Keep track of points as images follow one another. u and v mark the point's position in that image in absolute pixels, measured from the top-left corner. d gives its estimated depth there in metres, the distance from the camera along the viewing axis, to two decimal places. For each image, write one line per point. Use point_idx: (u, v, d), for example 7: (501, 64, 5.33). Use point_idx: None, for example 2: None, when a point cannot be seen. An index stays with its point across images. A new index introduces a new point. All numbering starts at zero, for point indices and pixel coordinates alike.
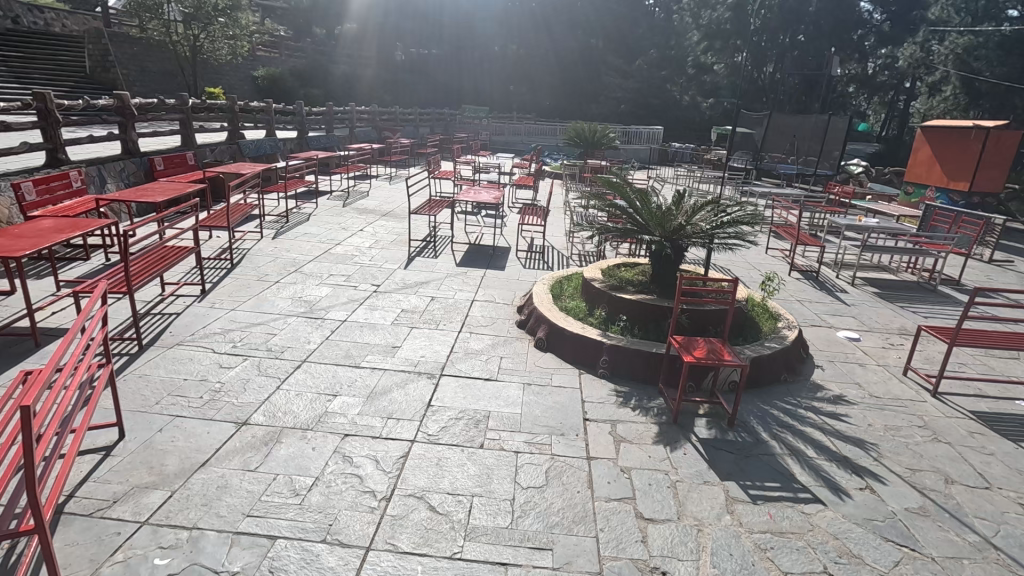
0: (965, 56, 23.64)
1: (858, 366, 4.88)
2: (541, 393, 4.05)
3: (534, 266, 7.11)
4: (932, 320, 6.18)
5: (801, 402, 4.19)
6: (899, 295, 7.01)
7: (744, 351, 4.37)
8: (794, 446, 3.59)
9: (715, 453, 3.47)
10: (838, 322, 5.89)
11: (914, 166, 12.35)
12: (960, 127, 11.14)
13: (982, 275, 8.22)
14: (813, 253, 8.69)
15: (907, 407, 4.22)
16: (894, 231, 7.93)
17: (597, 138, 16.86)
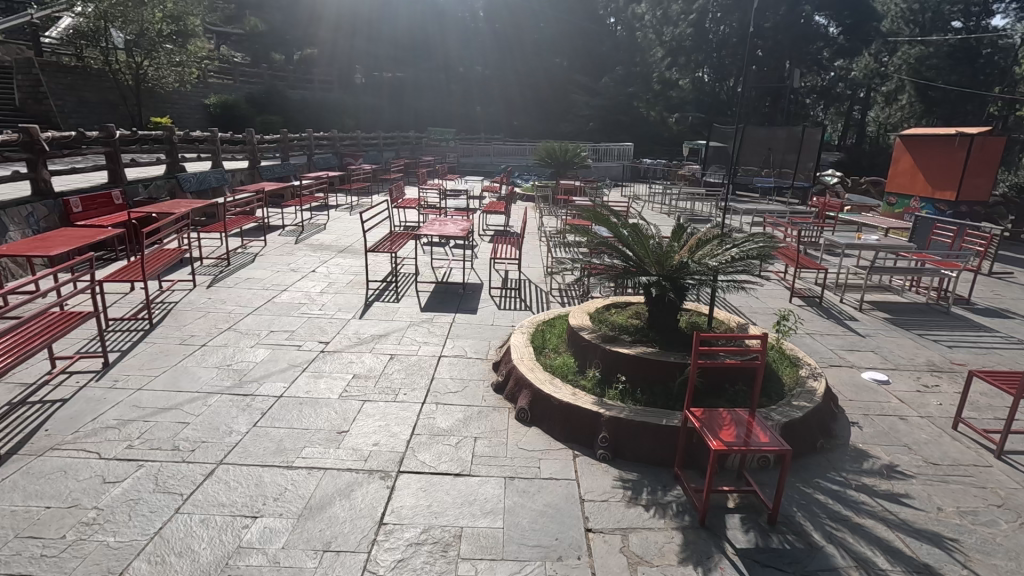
0: (918, 66, 24.26)
1: (898, 420, 4.12)
2: (527, 491, 3.16)
3: (510, 306, 6.27)
4: (959, 350, 5.51)
5: (849, 478, 3.39)
6: (913, 320, 6.37)
7: (773, 416, 3.57)
8: (860, 553, 2.78)
9: (763, 575, 2.63)
10: (859, 360, 5.17)
11: (896, 176, 11.99)
12: (943, 134, 10.80)
13: (988, 292, 7.70)
14: (809, 274, 8.08)
15: (973, 476, 3.46)
16: (897, 249, 7.33)
17: (568, 157, 16.26)
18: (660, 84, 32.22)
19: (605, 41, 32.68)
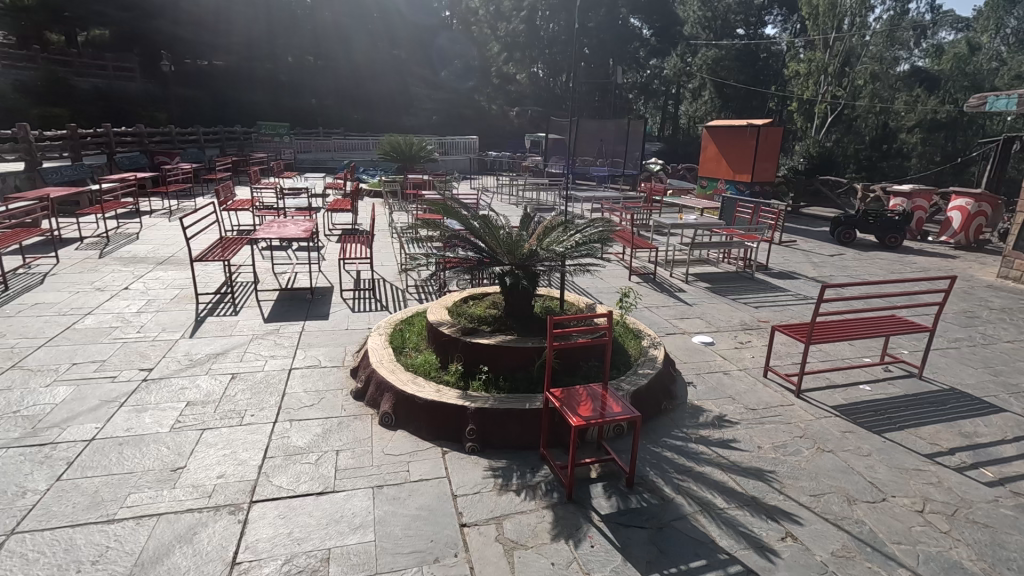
0: (714, 66, 27.99)
1: (723, 375, 4.71)
2: (398, 497, 3.05)
3: (365, 308, 6.00)
4: (763, 309, 6.46)
5: (689, 433, 3.80)
6: (728, 287, 7.34)
7: (623, 386, 3.87)
8: (702, 498, 3.13)
9: (626, 534, 2.84)
10: (689, 326, 5.81)
11: (705, 162, 13.68)
12: (738, 126, 12.59)
13: (780, 258, 9.15)
14: (643, 253, 8.91)
15: (782, 415, 4.08)
16: (711, 227, 8.37)
17: (414, 151, 16.01)
18: (498, 79, 33.15)
19: (442, 34, 32.77)
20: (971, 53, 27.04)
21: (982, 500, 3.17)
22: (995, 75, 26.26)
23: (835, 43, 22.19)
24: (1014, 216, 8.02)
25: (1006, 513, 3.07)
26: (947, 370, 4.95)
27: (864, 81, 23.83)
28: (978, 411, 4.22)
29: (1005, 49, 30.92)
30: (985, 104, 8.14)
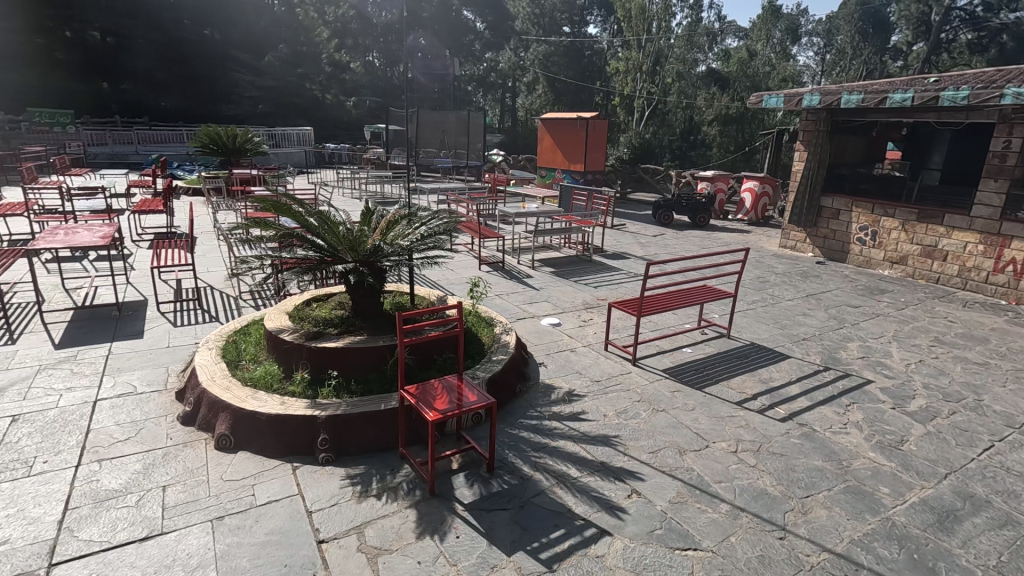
0: (545, 61, 29.45)
1: (570, 353, 5.02)
2: (242, 526, 2.76)
3: (189, 320, 5.32)
4: (601, 288, 7.00)
5: (543, 411, 3.99)
6: (570, 270, 7.82)
7: (478, 374, 3.92)
8: (558, 471, 3.31)
9: (490, 519, 2.90)
10: (537, 310, 6.09)
11: (543, 153, 14.42)
12: (568, 118, 13.47)
13: (613, 240, 9.99)
14: (491, 243, 9.12)
15: (622, 383, 4.47)
16: (551, 214, 8.83)
17: (239, 144, 14.52)
18: (331, 67, 31.39)
19: (263, 15, 30.11)
20: (751, 57, 31.86)
21: (778, 434, 3.79)
22: (768, 78, 31.28)
23: (646, 44, 24.64)
24: (787, 196, 9.63)
25: (795, 441, 3.71)
26: (748, 328, 5.82)
27: (672, 80, 26.86)
28: (771, 360, 5.03)
29: (774, 56, 36.97)
30: (762, 101, 9.61)
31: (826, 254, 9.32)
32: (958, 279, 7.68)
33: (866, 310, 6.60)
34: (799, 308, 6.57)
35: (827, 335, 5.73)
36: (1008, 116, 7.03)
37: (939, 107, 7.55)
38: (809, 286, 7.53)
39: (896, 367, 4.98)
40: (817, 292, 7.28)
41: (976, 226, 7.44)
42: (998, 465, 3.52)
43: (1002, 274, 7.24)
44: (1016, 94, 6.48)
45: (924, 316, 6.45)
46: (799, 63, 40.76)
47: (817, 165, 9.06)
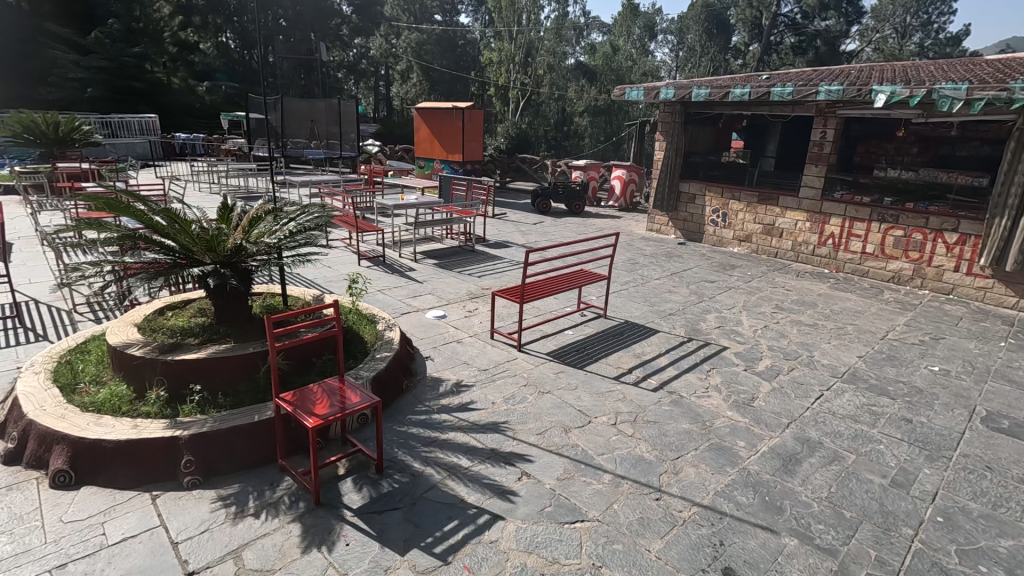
0: (418, 49, 28.85)
1: (456, 344, 5.01)
2: (92, 571, 2.42)
3: (7, 342, 4.52)
4: (485, 278, 7.06)
5: (431, 405, 3.95)
6: (453, 261, 7.79)
7: (362, 374, 3.78)
8: (448, 463, 3.30)
9: (380, 521, 2.82)
10: (421, 303, 6.00)
11: (420, 144, 14.20)
12: (443, 108, 13.35)
13: (495, 230, 10.11)
14: (370, 237, 8.80)
15: (508, 370, 4.56)
16: (431, 205, 8.71)
17: (64, 133, 12.53)
18: (176, 46, 28.14)
19: None
20: (614, 53, 33.82)
21: (651, 403, 4.10)
22: (631, 72, 33.45)
23: (517, 35, 25.08)
24: (651, 182, 10.40)
25: (666, 409, 4.04)
26: (622, 307, 6.21)
27: (543, 72, 27.67)
28: (643, 336, 5.42)
29: (635, 51, 39.57)
30: (624, 94, 10.23)
31: (686, 235, 10.20)
32: (792, 253, 8.80)
33: (721, 284, 7.34)
34: (665, 286, 7.15)
35: (690, 309, 6.29)
36: (823, 109, 8.11)
37: (771, 101, 8.54)
38: (673, 266, 8.21)
39: (746, 333, 5.60)
40: (680, 270, 7.96)
41: (804, 206, 8.56)
42: (826, 411, 4.11)
43: (824, 247, 8.42)
44: (826, 91, 7.47)
45: (766, 287, 7.32)
46: (656, 58, 44.02)
47: (674, 153, 9.86)
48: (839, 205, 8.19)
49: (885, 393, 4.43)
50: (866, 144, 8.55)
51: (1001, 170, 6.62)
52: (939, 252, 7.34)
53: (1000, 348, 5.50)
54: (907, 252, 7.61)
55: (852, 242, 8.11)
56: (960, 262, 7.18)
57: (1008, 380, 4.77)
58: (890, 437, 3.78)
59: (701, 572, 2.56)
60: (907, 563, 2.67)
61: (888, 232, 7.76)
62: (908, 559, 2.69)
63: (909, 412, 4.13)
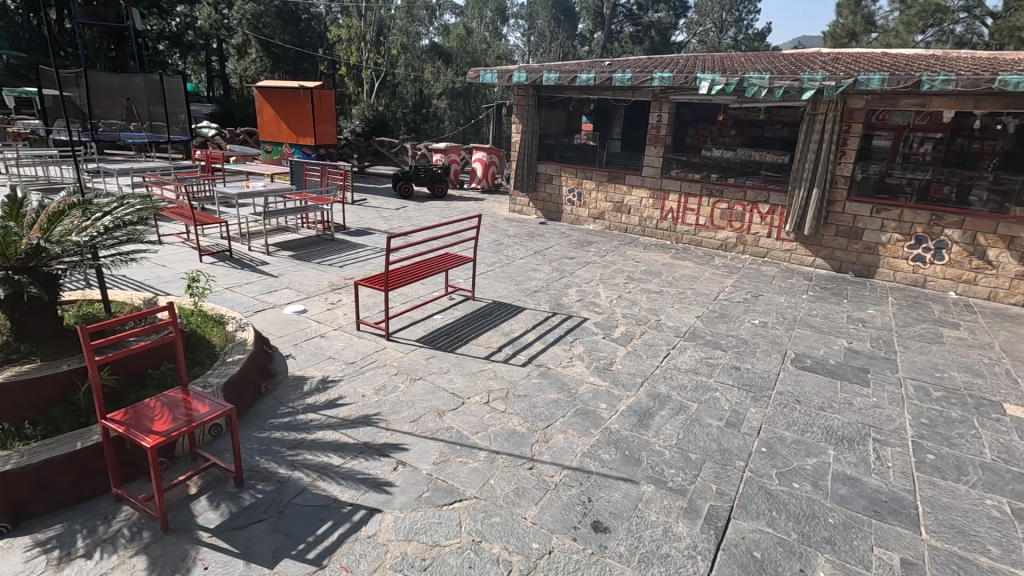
0: (255, 21, 26.26)
1: (320, 339, 4.74)
2: None
3: None
4: (347, 268, 6.74)
5: (296, 406, 3.72)
6: (311, 252, 7.32)
7: (211, 381, 3.43)
8: (318, 463, 3.14)
9: (244, 537, 2.60)
10: (277, 299, 5.57)
11: (265, 127, 13.06)
12: (289, 87, 12.38)
13: (355, 217, 9.67)
14: (212, 231, 7.93)
15: (378, 360, 4.43)
16: (282, 192, 8.06)
17: None
18: None
19: None
20: (468, 35, 33.80)
21: (521, 378, 4.25)
22: (485, 55, 33.74)
23: (366, 12, 23.94)
24: (511, 164, 10.67)
25: (535, 381, 4.22)
26: (489, 288, 6.32)
27: (397, 52, 26.85)
28: (511, 314, 5.58)
29: (488, 35, 40.00)
30: (479, 77, 10.29)
31: (546, 215, 10.64)
32: (640, 228, 9.59)
33: (580, 260, 7.79)
34: (529, 264, 7.40)
35: (553, 285, 6.60)
36: (658, 94, 8.98)
37: (614, 86, 9.17)
38: (536, 244, 8.53)
39: (603, 304, 6.02)
40: (543, 248, 8.29)
41: (647, 184, 9.35)
42: (672, 368, 4.58)
43: (666, 221, 9.29)
44: (660, 78, 8.15)
45: (619, 260, 7.91)
46: (509, 42, 44.92)
47: (530, 136, 10.21)
48: (676, 182, 9.07)
49: (719, 346, 5.05)
50: (694, 127, 8.87)
51: (798, 149, 7.79)
52: (755, 221, 8.47)
53: (804, 300, 6.54)
54: (731, 222, 8.68)
55: (688, 215, 9.05)
56: (771, 229, 8.36)
57: (809, 326, 5.70)
58: (724, 384, 4.34)
59: (574, 529, 2.74)
60: (740, 490, 3.09)
61: (716, 206, 8.77)
62: (741, 487, 3.11)
63: (737, 361, 4.76)
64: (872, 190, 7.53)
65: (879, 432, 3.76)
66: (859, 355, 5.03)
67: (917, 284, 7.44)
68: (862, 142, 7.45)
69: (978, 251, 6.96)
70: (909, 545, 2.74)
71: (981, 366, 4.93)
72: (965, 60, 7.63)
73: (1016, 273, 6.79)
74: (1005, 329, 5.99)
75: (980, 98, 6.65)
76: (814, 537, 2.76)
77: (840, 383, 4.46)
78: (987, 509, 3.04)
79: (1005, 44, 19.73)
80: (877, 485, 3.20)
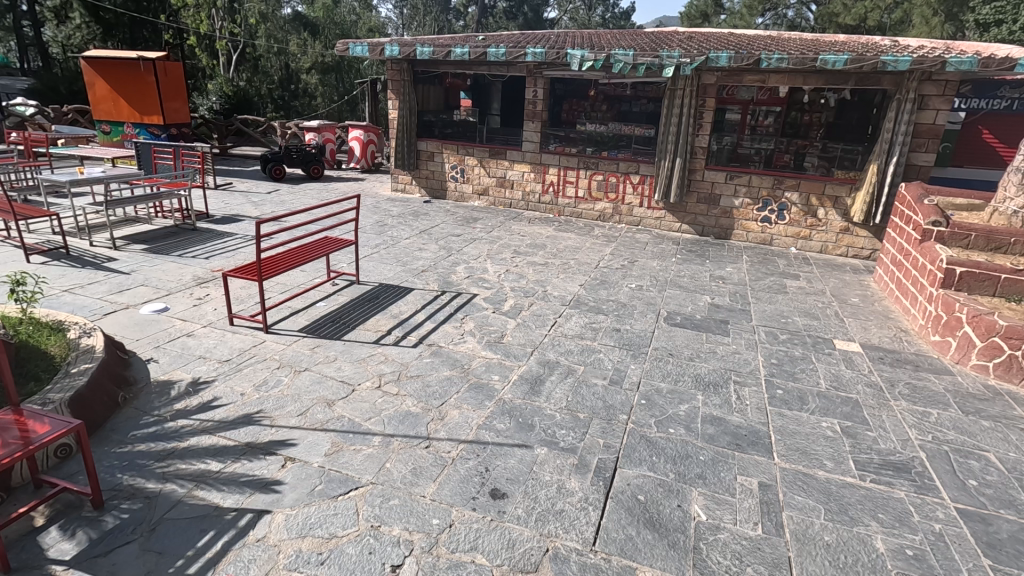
0: None
1: (186, 338, 4.32)
2: None
3: None
4: (214, 259, 6.17)
5: (163, 414, 3.37)
6: (169, 244, 6.60)
7: (52, 397, 2.99)
8: (194, 472, 2.89)
9: (109, 563, 2.35)
10: (130, 299, 4.96)
11: (99, 103, 11.49)
12: (126, 58, 10.89)
13: (220, 204, 8.84)
14: (43, 226, 6.86)
15: (256, 356, 4.13)
16: (127, 178, 7.12)
17: None
18: None
19: None
20: (334, 5, 31.91)
21: (412, 359, 4.21)
22: (354, 27, 32.15)
23: None
24: (390, 141, 10.36)
25: (427, 361, 4.20)
26: (374, 271, 6.13)
27: (256, 21, 24.61)
28: (399, 295, 5.47)
29: (357, 6, 37.90)
30: (348, 49, 9.73)
31: (430, 193, 10.50)
32: (523, 203, 9.78)
33: (466, 237, 7.80)
34: (415, 244, 7.27)
35: (440, 264, 6.55)
36: (533, 70, 9.12)
37: (488, 61, 9.13)
38: (421, 224, 8.38)
39: (491, 279, 6.09)
40: (428, 227, 8.17)
41: (528, 159, 9.53)
42: (560, 335, 4.77)
43: (547, 194, 9.57)
44: (533, 53, 8.26)
45: (505, 235, 8.03)
46: (381, 15, 43.17)
47: (408, 112, 9.97)
48: (555, 157, 9.34)
49: (601, 312, 5.35)
50: (568, 102, 9.17)
51: (661, 123, 8.35)
52: (628, 191, 8.99)
53: (673, 263, 7.10)
54: (607, 193, 9.13)
55: (568, 188, 9.38)
56: (643, 199, 8.93)
57: (678, 286, 6.22)
58: (606, 346, 4.62)
59: (473, 499, 2.79)
60: (624, 442, 3.33)
61: (592, 178, 9.17)
62: (624, 438, 3.36)
63: (618, 323, 5.08)
64: (725, 159, 8.30)
65: (739, 375, 4.24)
66: (721, 309, 5.59)
67: (765, 242, 8.37)
68: (716, 116, 8.16)
69: (811, 211, 7.97)
70: (765, 469, 3.14)
71: (816, 310, 5.71)
72: (795, 41, 8.59)
73: (840, 228, 7.88)
74: (833, 276, 6.96)
75: (807, 75, 7.54)
76: (689, 474, 3.06)
77: (705, 335, 4.94)
78: (823, 430, 3.56)
79: (825, 30, 22.55)
80: (737, 422, 3.61)
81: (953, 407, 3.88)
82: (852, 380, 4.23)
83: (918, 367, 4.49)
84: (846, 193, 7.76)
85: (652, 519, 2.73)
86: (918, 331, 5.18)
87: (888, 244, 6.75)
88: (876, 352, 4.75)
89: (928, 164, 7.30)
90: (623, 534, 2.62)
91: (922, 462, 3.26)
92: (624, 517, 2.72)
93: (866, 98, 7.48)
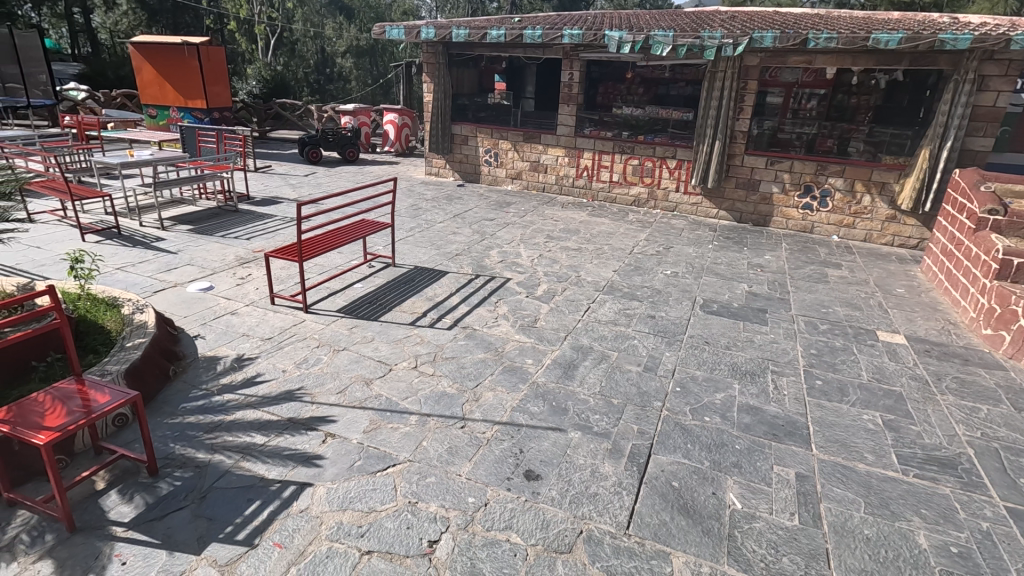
0: None
1: (231, 317, 4.48)
2: None
3: None
4: (255, 240, 6.35)
5: (210, 388, 3.52)
6: (213, 225, 6.81)
7: (109, 369, 3.15)
8: (240, 444, 3.02)
9: (164, 526, 2.48)
10: (178, 277, 5.16)
11: (145, 88, 11.84)
12: (171, 43, 11.15)
13: (259, 186, 9.05)
14: (96, 207, 7.17)
15: (297, 334, 4.25)
16: (173, 161, 7.35)
17: None
18: None
19: None
20: None
21: (447, 341, 4.27)
22: (388, 11, 32.25)
23: None
24: (424, 125, 10.39)
25: (462, 343, 4.25)
26: (408, 254, 6.20)
27: (293, 5, 24.94)
28: (433, 278, 5.54)
29: None
30: (384, 32, 9.76)
31: (464, 176, 10.52)
32: (557, 187, 9.71)
33: (500, 221, 7.80)
34: (449, 228, 7.32)
35: (474, 248, 6.58)
36: (569, 52, 9.00)
37: (524, 43, 9.07)
38: (454, 208, 8.41)
39: (524, 264, 6.10)
40: (462, 212, 8.21)
41: (562, 142, 9.43)
42: (593, 321, 4.76)
43: (581, 179, 9.47)
44: (569, 35, 8.14)
45: (538, 220, 8.00)
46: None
47: (442, 96, 9.98)
48: (590, 140, 9.21)
49: (636, 298, 5.30)
50: (604, 85, 9.08)
51: (700, 106, 8.16)
52: (664, 176, 8.83)
53: (710, 250, 6.97)
54: (642, 178, 8.99)
55: (602, 172, 9.26)
56: (679, 184, 8.76)
57: (714, 274, 6.10)
58: (640, 332, 4.59)
59: (507, 480, 2.84)
60: (658, 428, 3.32)
61: (628, 162, 9.02)
62: (659, 425, 3.34)
63: (652, 310, 5.03)
64: (766, 144, 8.06)
65: (777, 365, 4.16)
66: (758, 297, 5.48)
67: (806, 230, 8.13)
68: (757, 99, 7.91)
69: (856, 197, 7.69)
70: (802, 460, 3.10)
71: (859, 300, 5.53)
72: (845, 19, 8.23)
73: (887, 216, 7.58)
74: (878, 266, 6.72)
75: (857, 56, 7.22)
76: (724, 463, 3.04)
77: (743, 324, 4.85)
78: (864, 423, 3.48)
79: (876, 8, 21.52)
80: (775, 412, 3.56)
81: (1004, 403, 3.73)
82: (896, 373, 4.11)
83: (967, 361, 4.32)
84: (895, 179, 7.45)
85: (686, 506, 2.72)
86: (968, 324, 4.98)
87: (938, 232, 6.47)
88: (922, 345, 4.59)
89: (985, 149, 6.93)
90: (656, 520, 2.63)
91: (970, 458, 3.16)
92: (658, 503, 2.72)
93: (919, 79, 7.12)
